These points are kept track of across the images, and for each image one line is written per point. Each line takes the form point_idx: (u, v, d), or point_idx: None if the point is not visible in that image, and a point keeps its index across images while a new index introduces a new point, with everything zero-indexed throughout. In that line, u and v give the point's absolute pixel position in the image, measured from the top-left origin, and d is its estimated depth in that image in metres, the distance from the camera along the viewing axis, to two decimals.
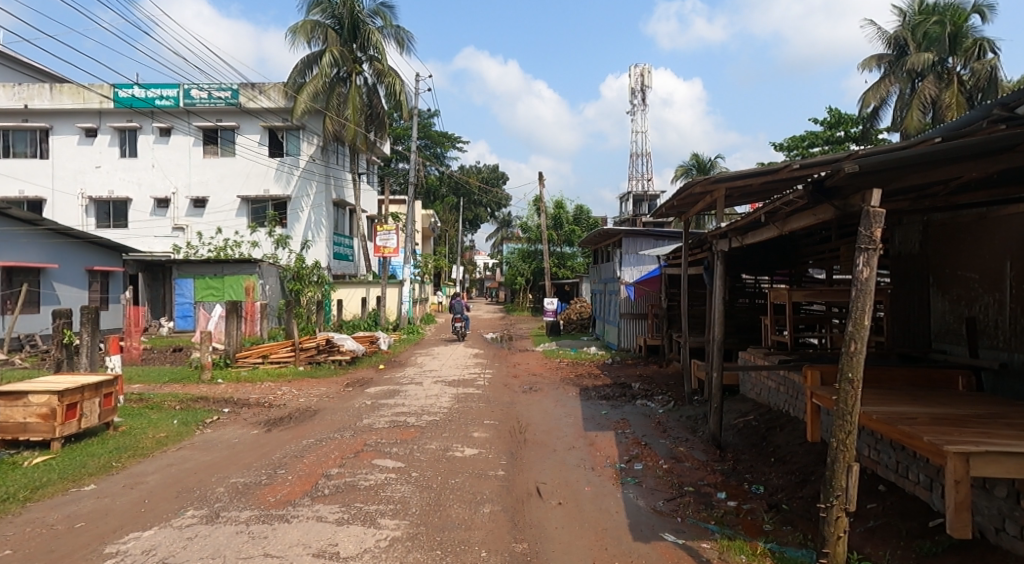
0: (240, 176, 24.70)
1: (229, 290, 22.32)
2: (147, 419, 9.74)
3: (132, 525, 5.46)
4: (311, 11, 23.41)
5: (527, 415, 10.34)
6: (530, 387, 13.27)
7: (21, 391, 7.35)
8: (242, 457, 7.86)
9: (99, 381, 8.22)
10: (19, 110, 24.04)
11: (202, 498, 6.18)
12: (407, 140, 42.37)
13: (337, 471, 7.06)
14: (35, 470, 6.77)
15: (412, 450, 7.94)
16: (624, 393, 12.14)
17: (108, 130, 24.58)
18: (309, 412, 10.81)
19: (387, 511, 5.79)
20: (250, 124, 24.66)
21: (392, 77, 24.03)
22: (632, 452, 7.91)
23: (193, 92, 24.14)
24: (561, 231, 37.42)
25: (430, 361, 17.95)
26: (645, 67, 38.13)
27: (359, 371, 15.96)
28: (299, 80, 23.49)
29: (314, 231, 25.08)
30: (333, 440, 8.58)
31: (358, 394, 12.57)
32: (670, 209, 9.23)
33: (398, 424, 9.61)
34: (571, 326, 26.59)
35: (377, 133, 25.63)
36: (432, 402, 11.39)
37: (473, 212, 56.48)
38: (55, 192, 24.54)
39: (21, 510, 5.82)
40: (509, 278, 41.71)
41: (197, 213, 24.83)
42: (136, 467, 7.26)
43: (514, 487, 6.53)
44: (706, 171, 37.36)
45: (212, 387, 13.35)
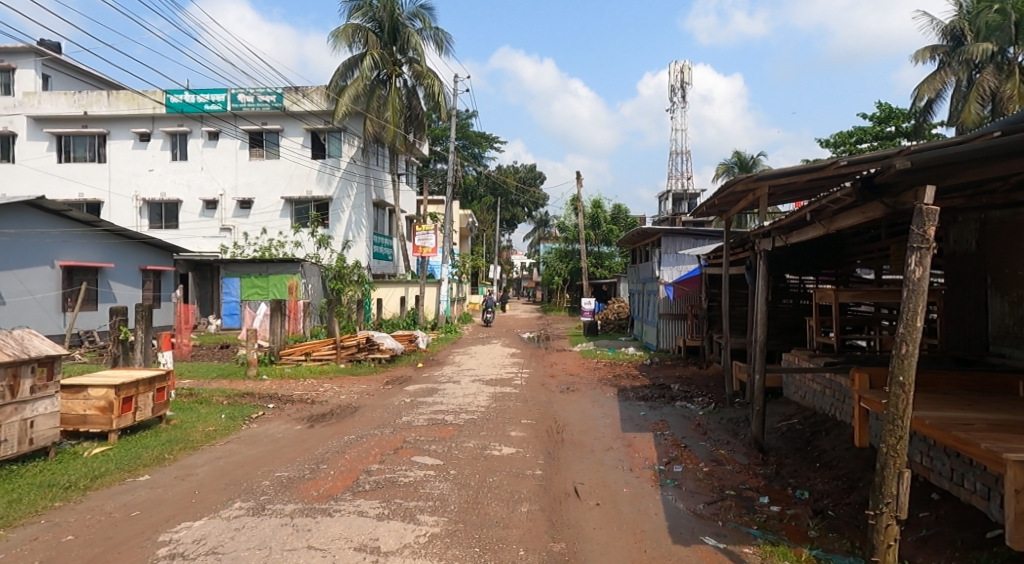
0: (284, 178, 25.28)
1: (274, 289, 22.85)
2: (197, 413, 10.07)
3: (185, 515, 5.65)
4: (352, 15, 23.81)
5: (564, 415, 10.35)
6: (567, 387, 13.26)
7: (82, 385, 7.69)
8: (286, 451, 8.06)
9: (152, 375, 8.53)
10: (78, 116, 25.10)
11: (249, 491, 6.36)
12: (444, 140, 42.63)
13: (377, 467, 7.17)
14: (94, 461, 7.05)
15: (449, 448, 8.02)
16: (663, 394, 12.03)
17: (160, 134, 25.46)
18: (349, 409, 11.02)
19: (426, 508, 5.86)
20: (293, 127, 25.20)
21: (431, 78, 24.31)
22: (671, 454, 7.83)
23: (240, 96, 24.84)
24: (598, 231, 37.24)
25: (467, 359, 18.13)
26: (685, 64, 37.53)
27: (398, 369, 16.20)
28: (341, 83, 24.02)
29: (355, 231, 25.46)
30: (374, 437, 8.72)
31: (397, 392, 12.73)
32: (710, 208, 9.10)
33: (436, 421, 9.71)
34: (608, 326, 26.38)
35: (415, 134, 25.80)
36: (470, 401, 11.48)
37: (511, 211, 56.76)
38: (111, 194, 25.55)
39: (82, 498, 6.08)
40: (545, 278, 41.68)
41: (243, 214, 25.48)
42: (187, 460, 7.51)
43: (550, 487, 6.52)
44: (748, 169, 36.72)
45: (257, 383, 13.71)
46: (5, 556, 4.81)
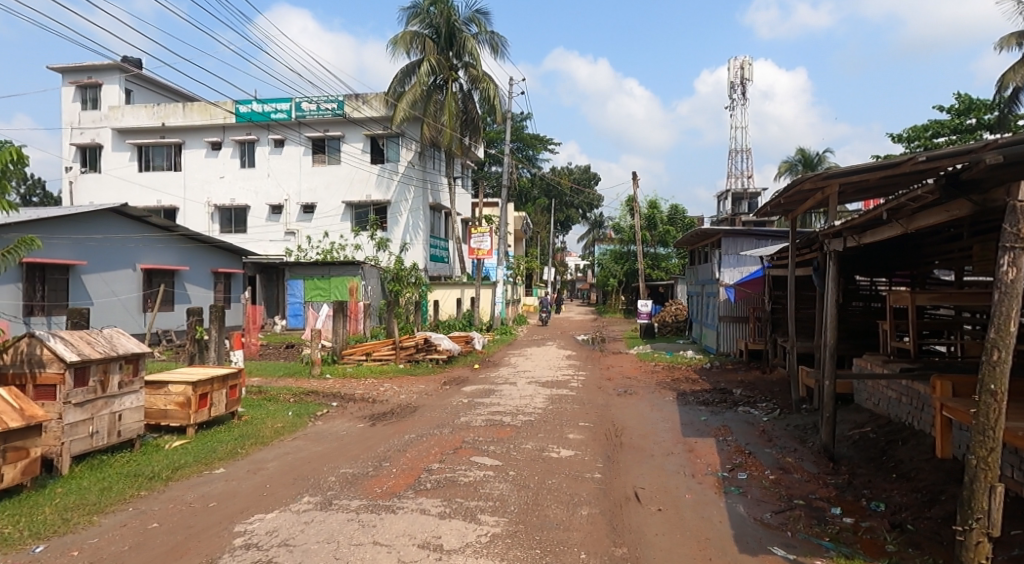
0: (345, 182, 25.98)
1: (336, 291, 23.50)
2: (266, 410, 10.45)
3: (258, 507, 5.88)
4: (410, 22, 24.27)
5: (622, 418, 10.25)
6: (625, 390, 13.12)
7: (163, 381, 8.12)
8: (350, 449, 8.27)
9: (225, 373, 8.91)
10: (156, 128, 26.50)
11: (316, 486, 6.56)
12: (499, 142, 42.90)
13: (437, 466, 7.28)
14: (174, 453, 7.43)
15: (508, 449, 8.06)
16: (725, 398, 11.75)
17: (230, 143, 26.57)
18: (408, 408, 11.22)
19: (487, 508, 5.91)
20: (354, 133, 25.88)
21: (486, 82, 24.52)
22: (735, 460, 7.64)
23: (304, 104, 25.63)
24: (655, 232, 36.72)
25: (523, 361, 18.18)
26: (746, 59, 36.56)
27: (455, 370, 16.41)
28: (399, 90, 24.50)
29: (412, 234, 25.93)
30: (433, 436, 8.85)
31: (455, 392, 12.88)
32: (775, 208, 8.84)
33: (494, 422, 9.78)
34: (666, 329, 25.89)
35: (471, 138, 26.05)
36: (527, 403, 11.50)
37: (565, 213, 56.57)
38: (186, 201, 26.84)
39: (164, 487, 6.41)
40: (600, 279, 41.32)
41: (306, 218, 26.31)
42: (258, 454, 7.82)
43: (610, 491, 6.47)
44: (813, 166, 35.47)
45: (321, 381, 14.15)
46: (98, 540, 5.11)
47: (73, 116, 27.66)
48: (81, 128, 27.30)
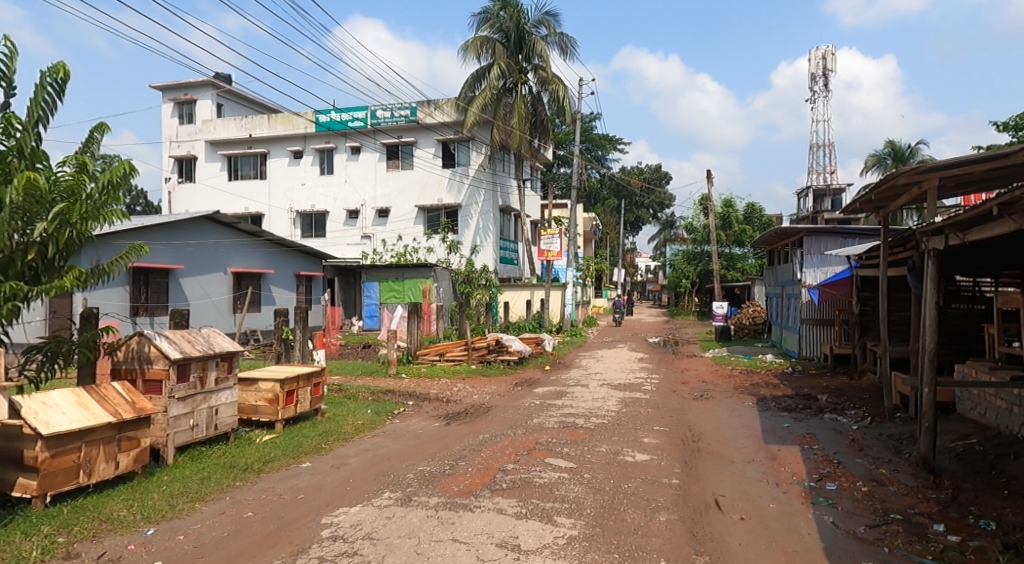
0: (418, 187, 26.56)
1: (409, 293, 24.09)
2: (346, 407, 10.80)
3: (342, 501, 6.07)
4: (480, 28, 24.57)
5: (699, 423, 9.98)
6: (701, 395, 12.76)
7: (253, 378, 8.52)
8: (426, 447, 8.42)
9: (310, 371, 9.26)
10: (244, 139, 27.92)
11: (396, 482, 6.72)
12: (568, 144, 42.78)
13: (512, 466, 7.31)
14: (265, 447, 7.78)
15: (583, 452, 7.99)
16: (809, 405, 11.23)
17: (311, 151, 27.65)
18: (481, 409, 11.31)
19: (563, 509, 5.88)
20: (426, 138, 26.39)
21: (556, 84, 24.47)
22: (822, 470, 7.29)
23: (379, 112, 26.50)
24: (730, 231, 35.65)
25: (594, 363, 18.00)
26: (828, 49, 34.93)
27: (527, 371, 16.44)
28: (470, 94, 24.83)
29: (482, 236, 26.18)
30: (507, 437, 8.89)
31: (527, 394, 12.91)
32: (864, 205, 8.39)
33: (567, 424, 9.73)
34: (743, 332, 25.00)
35: (541, 140, 26.06)
36: (600, 405, 11.37)
37: (635, 214, 55.74)
38: (271, 207, 28.13)
39: (256, 479, 6.73)
40: (672, 281, 40.42)
41: (381, 223, 27.05)
42: (341, 450, 8.09)
43: (690, 497, 6.30)
44: (904, 159, 33.48)
45: (396, 381, 14.50)
46: (199, 526, 5.41)
47: (171, 131, 29.57)
48: (179, 141, 29.14)
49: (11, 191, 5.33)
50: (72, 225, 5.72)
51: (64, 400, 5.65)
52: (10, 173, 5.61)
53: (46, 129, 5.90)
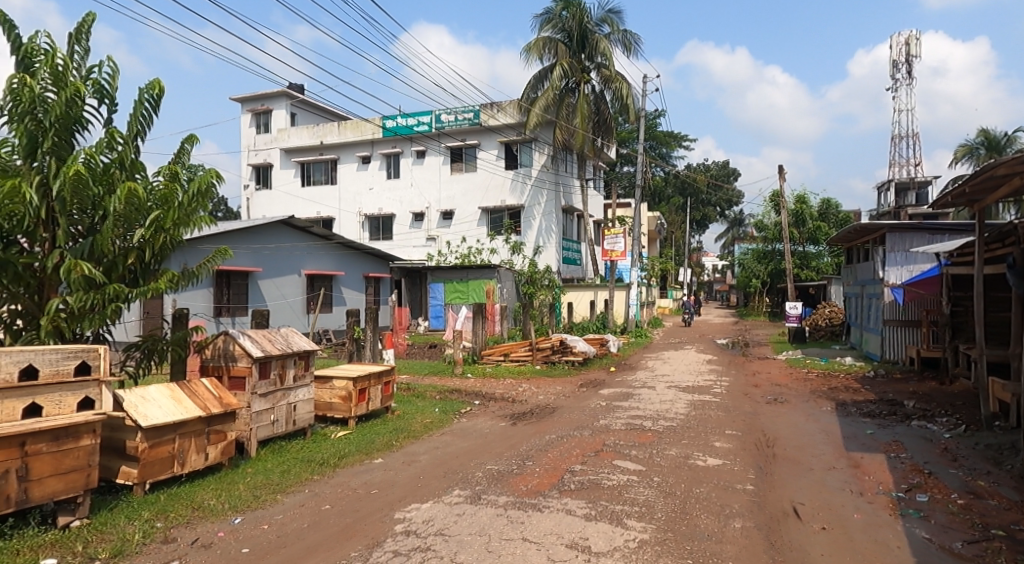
0: (481, 189, 26.80)
1: (473, 294, 24.29)
2: (415, 406, 10.99)
3: (414, 497, 6.17)
4: (543, 28, 24.55)
5: (774, 427, 9.62)
6: (775, 398, 12.28)
7: (328, 376, 8.80)
8: (493, 446, 8.46)
9: (381, 370, 9.47)
10: (315, 146, 28.90)
11: (465, 480, 6.78)
12: (631, 142, 42.21)
13: (580, 468, 7.25)
14: (339, 442, 8.02)
15: (651, 454, 7.84)
16: (894, 411, 10.63)
17: (378, 156, 28.34)
18: (547, 409, 11.27)
19: (633, 512, 5.78)
20: (490, 140, 26.59)
21: (619, 82, 24.17)
22: (912, 480, 6.89)
23: (444, 116, 26.79)
24: (803, 229, 34.27)
25: (660, 364, 17.66)
26: (911, 34, 33.08)
27: (592, 372, 16.28)
28: (532, 96, 24.87)
29: (545, 237, 26.15)
30: (574, 438, 8.83)
31: (593, 395, 12.79)
32: (956, 199, 7.88)
33: (634, 427, 9.56)
34: (819, 334, 23.90)
35: (604, 139, 25.79)
36: (668, 408, 11.12)
37: (701, 212, 54.41)
38: (341, 211, 29.00)
39: (333, 473, 6.94)
40: (741, 281, 39.19)
41: (446, 224, 27.42)
42: (411, 447, 8.24)
43: (768, 504, 6.07)
44: (998, 148, 31.32)
45: (462, 380, 14.66)
46: (282, 517, 5.62)
47: (249, 139, 30.91)
48: (256, 150, 30.47)
49: (115, 200, 5.69)
50: (166, 231, 6.07)
51: (160, 394, 5.98)
52: (112, 183, 6.00)
53: (144, 142, 6.26)
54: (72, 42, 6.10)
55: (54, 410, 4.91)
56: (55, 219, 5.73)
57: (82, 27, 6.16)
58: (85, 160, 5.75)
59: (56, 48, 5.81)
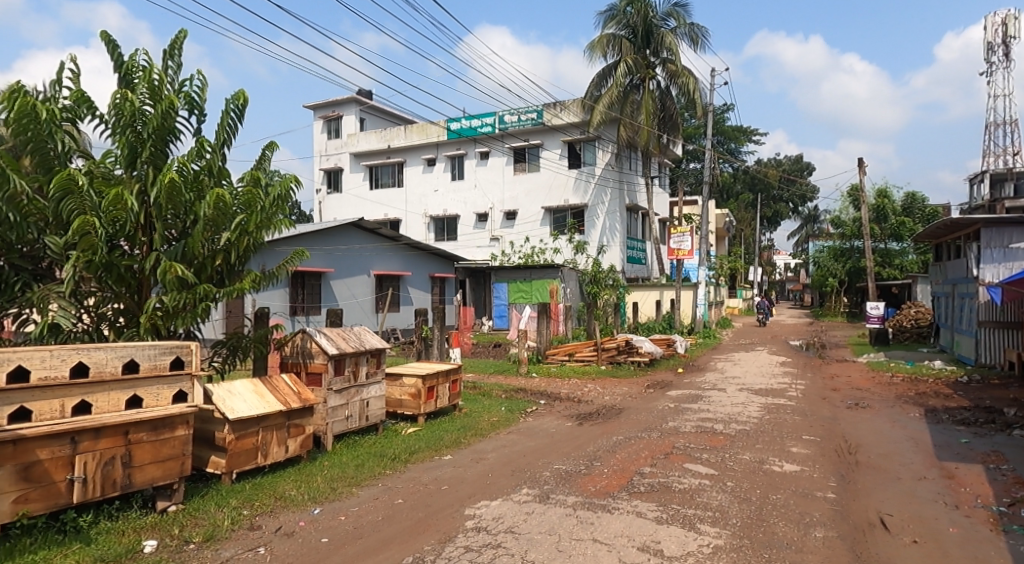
0: (544, 189, 26.81)
1: (537, 293, 24.16)
2: (482, 404, 11.12)
3: (483, 494, 6.26)
4: (607, 25, 24.32)
5: (855, 433, 9.22)
6: (856, 403, 11.73)
7: (398, 374, 9.03)
8: (560, 446, 8.47)
9: (448, 368, 9.63)
10: (383, 149, 29.64)
11: (534, 479, 6.82)
12: (698, 138, 41.28)
13: (649, 470, 7.16)
14: (410, 439, 8.21)
15: (724, 458, 7.66)
16: (990, 419, 9.97)
17: (443, 158, 28.79)
18: (613, 410, 11.18)
19: (707, 517, 5.67)
20: (553, 140, 26.57)
21: (686, 76, 23.72)
22: (1011, 494, 6.45)
23: (507, 117, 27.03)
24: (885, 224, 32.62)
25: (731, 366, 17.19)
26: (1009, 14, 30.95)
27: (659, 373, 16.04)
28: (596, 94, 24.71)
29: (609, 236, 25.91)
30: (642, 439, 8.73)
31: (660, 396, 12.59)
32: None
33: (704, 429, 9.37)
34: (903, 336, 22.65)
35: (670, 135, 25.31)
36: (739, 411, 10.83)
37: (773, 208, 52.60)
38: (407, 213, 29.63)
39: (404, 468, 7.12)
40: (816, 280, 37.64)
41: (509, 225, 27.57)
42: (479, 445, 8.35)
43: (851, 514, 5.83)
44: None
45: (528, 379, 14.71)
46: (358, 509, 5.82)
47: (321, 145, 32.01)
48: (327, 155, 31.53)
49: (205, 205, 6.02)
50: (250, 234, 6.38)
51: (245, 389, 6.30)
52: (202, 189, 6.34)
53: (231, 149, 6.60)
54: (166, 58, 6.50)
55: (153, 402, 5.25)
56: (153, 224, 6.12)
57: (175, 44, 6.55)
58: (178, 168, 6.11)
59: (153, 64, 6.22)
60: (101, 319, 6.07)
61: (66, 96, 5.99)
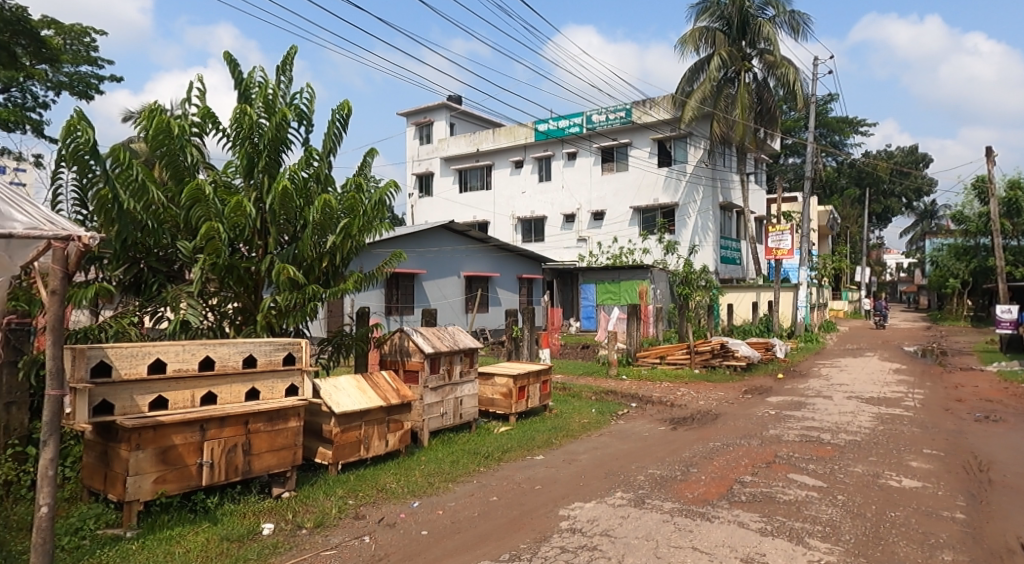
0: (633, 188, 26.40)
1: (626, 294, 23.92)
2: (573, 405, 11.12)
3: (577, 496, 6.26)
4: (699, 18, 23.64)
5: (983, 449, 8.47)
6: (985, 416, 10.77)
7: (490, 373, 9.20)
8: (654, 450, 8.34)
9: (539, 368, 9.69)
10: (472, 153, 30.19)
11: (628, 483, 6.74)
12: (798, 131, 39.32)
13: (750, 479, 6.90)
14: (502, 437, 8.34)
15: (833, 470, 7.26)
16: None
17: (530, 160, 28.97)
18: (709, 415, 10.86)
19: (816, 532, 5.40)
20: (642, 138, 26.12)
21: (785, 67, 22.68)
22: None
23: (595, 117, 27.09)
24: (1017, 220, 29.76)
25: (837, 372, 16.24)
26: None
27: (757, 378, 15.42)
28: (687, 89, 24.10)
29: (701, 235, 25.18)
30: (741, 447, 8.42)
31: (760, 403, 12.09)
32: None
33: (810, 439, 8.91)
34: None
35: (768, 129, 24.32)
36: (848, 420, 10.21)
37: (883, 204, 49.28)
38: (495, 215, 30.01)
39: (497, 466, 7.24)
40: (934, 281, 34.88)
41: (597, 225, 27.36)
42: (570, 446, 8.35)
43: (982, 538, 5.37)
44: None
45: (619, 382, 14.55)
46: (455, 504, 5.98)
47: (413, 150, 32.98)
48: (419, 160, 32.46)
49: (313, 210, 6.38)
50: (353, 237, 6.70)
51: (348, 384, 6.63)
52: (311, 196, 6.73)
53: (336, 157, 6.96)
54: (279, 74, 6.94)
55: (269, 394, 5.63)
56: (268, 229, 6.55)
57: (287, 60, 6.98)
58: (290, 176, 6.52)
59: (268, 80, 6.66)
60: (223, 317, 6.56)
61: (194, 113, 6.53)
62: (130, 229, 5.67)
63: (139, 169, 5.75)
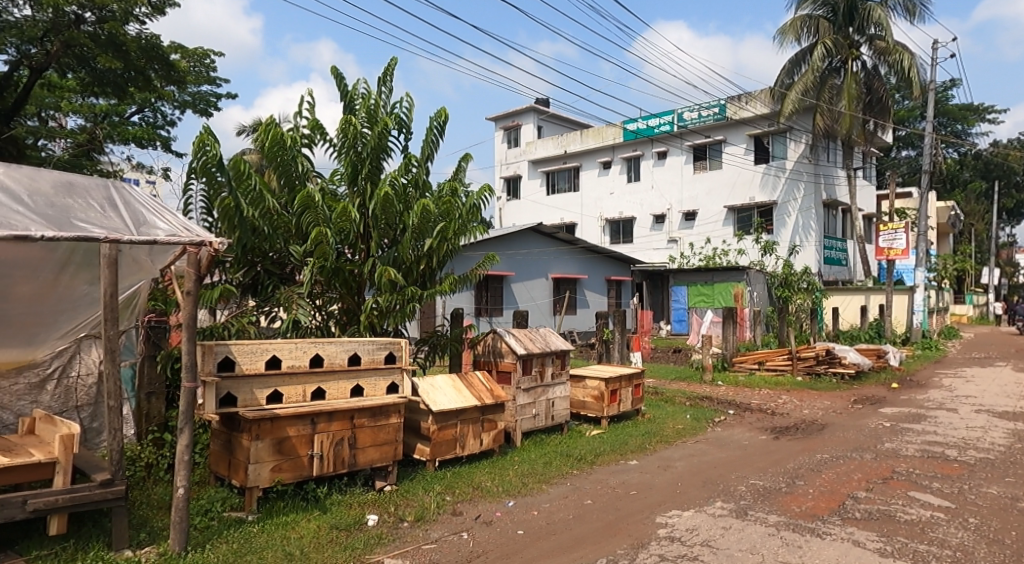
0: (728, 187, 25.47)
1: (720, 296, 22.96)
2: (667, 411, 10.87)
3: (674, 503, 6.12)
4: (801, 6, 22.55)
5: None
6: None
7: (581, 376, 9.17)
8: (755, 460, 8.00)
9: (631, 372, 9.56)
10: (560, 155, 30.21)
11: (729, 493, 6.52)
12: (914, 121, 36.57)
13: (865, 494, 6.49)
14: (595, 441, 8.27)
15: (961, 490, 6.69)
16: None
17: (619, 160, 28.62)
18: (814, 425, 10.29)
19: (944, 556, 5.01)
20: (737, 135, 25.31)
21: (900, 52, 21.10)
22: None
23: (687, 114, 26.55)
24: None
25: (962, 383, 14.93)
26: None
27: (868, 387, 14.45)
28: (787, 81, 23.03)
29: (802, 235, 23.93)
30: (852, 460, 7.93)
31: (871, 414, 11.32)
32: None
33: (932, 454, 8.25)
34: None
35: (879, 120, 22.70)
36: (978, 436, 9.36)
37: (1015, 198, 44.88)
38: (583, 216, 29.85)
39: (591, 470, 7.21)
40: None
41: (688, 226, 26.62)
42: (665, 452, 8.17)
43: None
44: None
45: (714, 388, 14.08)
46: (550, 505, 6.01)
47: (502, 155, 33.41)
48: (507, 163, 32.84)
49: (412, 214, 6.60)
50: (448, 240, 6.89)
51: (445, 383, 6.81)
52: (410, 202, 6.98)
53: (433, 163, 7.18)
54: (380, 84, 7.23)
55: (372, 391, 5.87)
56: (370, 233, 6.84)
57: (387, 72, 7.27)
58: (391, 182, 6.79)
59: (370, 91, 6.98)
60: (329, 317, 6.92)
61: (304, 125, 6.92)
62: (249, 235, 6.10)
63: (256, 178, 6.16)
